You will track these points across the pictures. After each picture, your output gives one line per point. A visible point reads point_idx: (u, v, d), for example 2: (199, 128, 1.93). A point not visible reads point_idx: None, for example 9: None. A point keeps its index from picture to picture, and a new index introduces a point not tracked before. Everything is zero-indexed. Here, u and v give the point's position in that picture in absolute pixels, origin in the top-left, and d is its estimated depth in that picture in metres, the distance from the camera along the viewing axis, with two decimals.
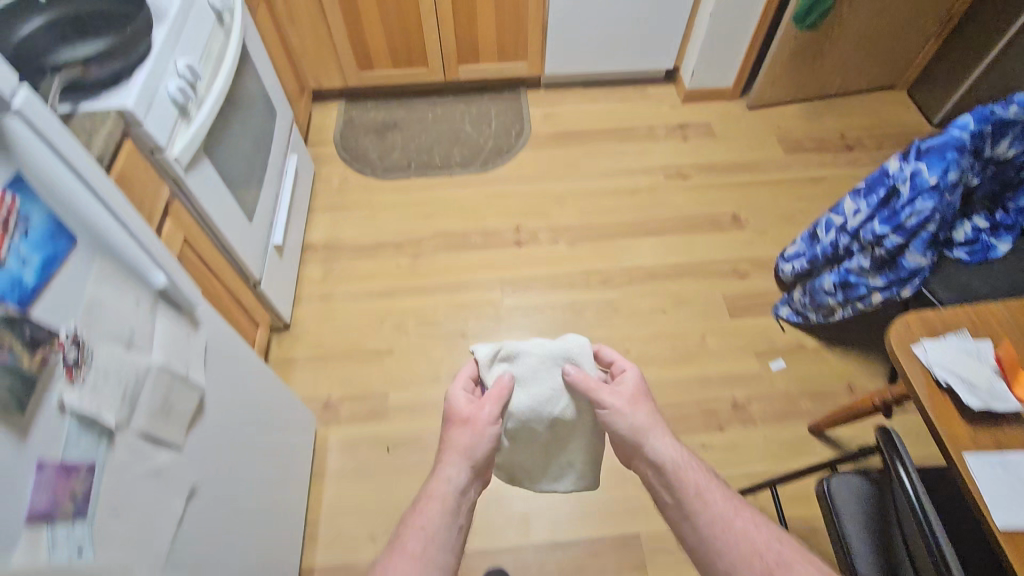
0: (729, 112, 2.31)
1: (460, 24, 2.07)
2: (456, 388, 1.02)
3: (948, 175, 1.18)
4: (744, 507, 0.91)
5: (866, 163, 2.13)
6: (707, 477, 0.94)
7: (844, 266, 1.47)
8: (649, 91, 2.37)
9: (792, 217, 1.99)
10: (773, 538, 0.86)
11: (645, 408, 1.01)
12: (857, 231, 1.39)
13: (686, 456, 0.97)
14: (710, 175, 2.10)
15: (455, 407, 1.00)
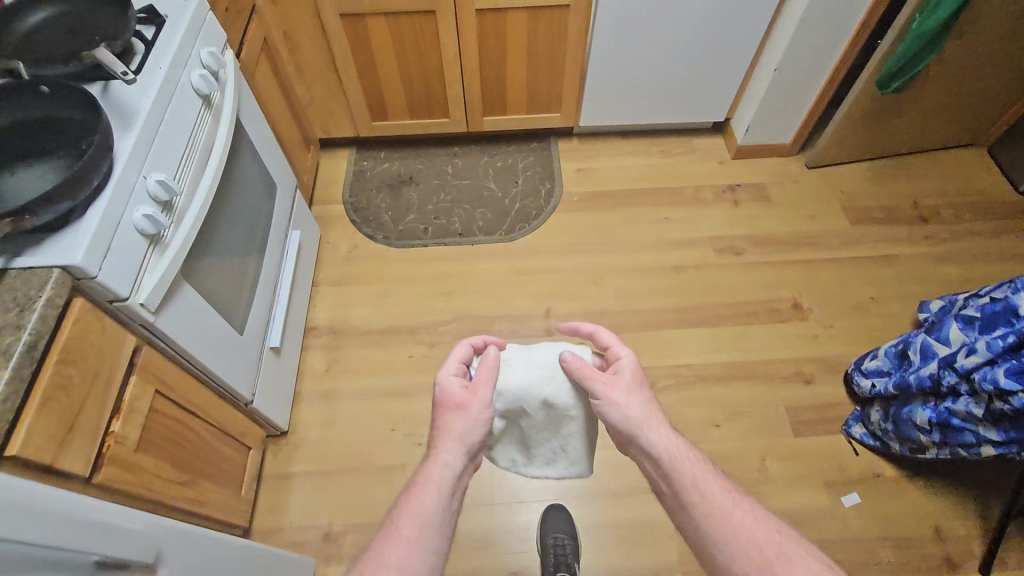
0: (785, 172, 2.05)
1: (487, 74, 1.82)
2: (444, 374, 0.96)
3: None
4: (741, 500, 0.90)
5: (945, 240, 1.87)
6: (703, 465, 0.92)
7: (945, 405, 1.22)
8: (695, 145, 2.12)
9: (861, 308, 1.74)
10: (769, 528, 0.85)
11: (642, 394, 0.97)
12: (970, 373, 1.14)
13: (681, 444, 0.94)
14: (766, 252, 1.85)
15: (447, 393, 0.95)
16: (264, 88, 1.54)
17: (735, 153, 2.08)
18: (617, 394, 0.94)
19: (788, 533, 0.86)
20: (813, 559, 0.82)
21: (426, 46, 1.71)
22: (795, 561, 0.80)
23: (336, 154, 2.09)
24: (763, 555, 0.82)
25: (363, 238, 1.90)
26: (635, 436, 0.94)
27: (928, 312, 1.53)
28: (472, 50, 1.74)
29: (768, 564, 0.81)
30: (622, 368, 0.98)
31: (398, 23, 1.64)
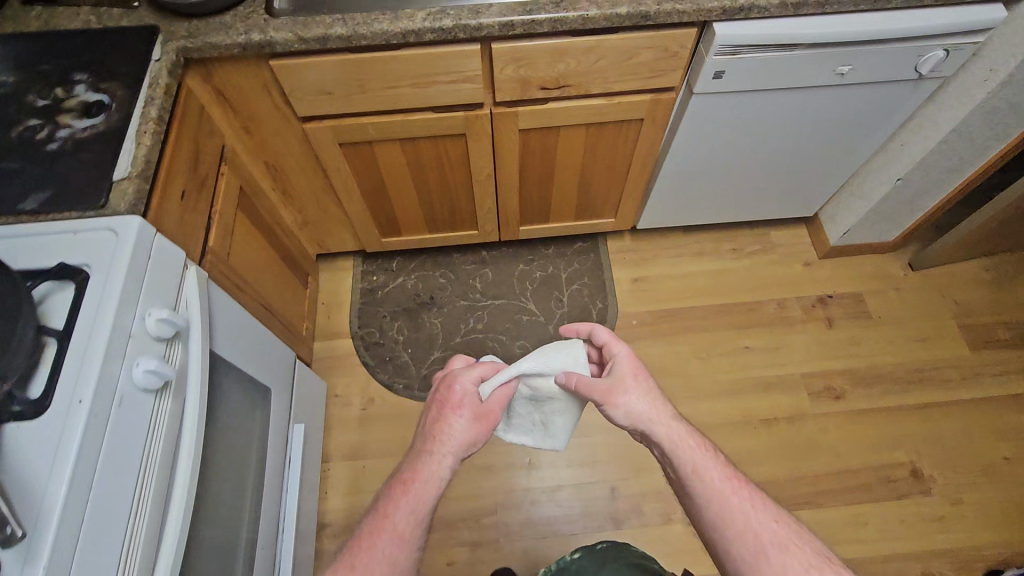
0: (883, 276, 1.70)
1: (528, 189, 1.43)
2: (462, 377, 0.87)
3: None
4: (743, 482, 0.82)
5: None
6: (703, 448, 0.85)
7: None
8: (773, 241, 1.76)
9: (994, 471, 1.44)
10: (770, 513, 0.78)
11: (641, 386, 0.89)
12: None
13: (683, 426, 0.87)
14: (870, 393, 1.54)
15: (451, 396, 0.87)
16: (246, 256, 1.15)
17: (824, 253, 1.72)
18: (614, 395, 0.87)
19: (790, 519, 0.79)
20: (811, 543, 0.76)
21: (453, 166, 1.31)
22: (791, 551, 0.75)
23: (339, 267, 1.71)
24: (757, 540, 0.76)
25: (381, 388, 1.55)
26: (633, 427, 0.88)
27: None
28: (512, 168, 1.34)
29: (761, 549, 0.75)
30: (619, 363, 0.91)
31: (417, 148, 1.23)
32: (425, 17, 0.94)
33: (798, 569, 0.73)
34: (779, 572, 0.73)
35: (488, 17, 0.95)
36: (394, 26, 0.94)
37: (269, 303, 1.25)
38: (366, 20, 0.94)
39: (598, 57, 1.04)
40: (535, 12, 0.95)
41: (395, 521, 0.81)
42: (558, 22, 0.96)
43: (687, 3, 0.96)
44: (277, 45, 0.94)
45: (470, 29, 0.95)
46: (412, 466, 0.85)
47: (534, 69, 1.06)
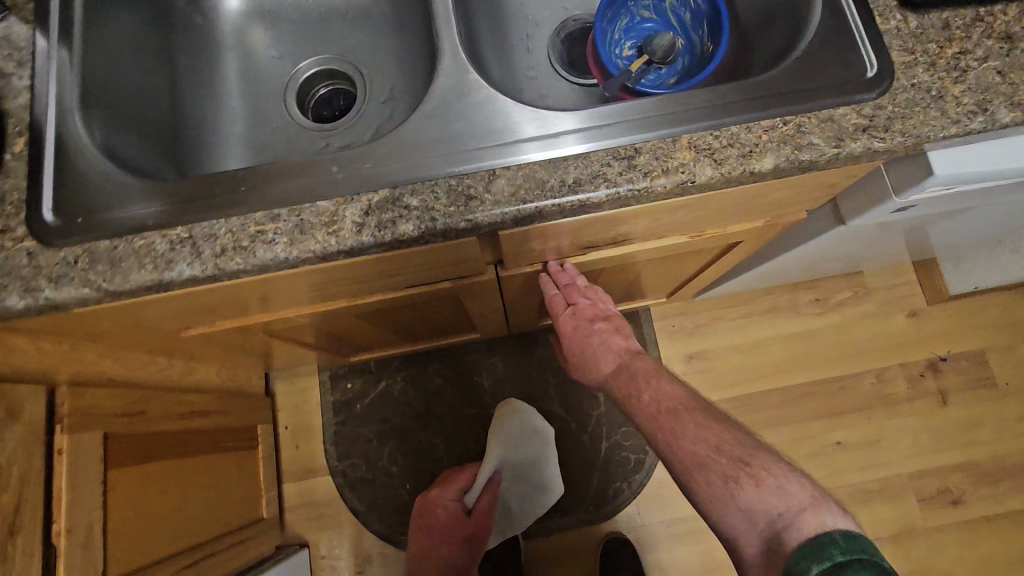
0: (1010, 325, 1.31)
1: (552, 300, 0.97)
2: (436, 506, 1.10)
3: None
4: (680, 403, 0.63)
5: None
6: (634, 374, 0.67)
7: None
8: (869, 285, 1.33)
9: None
10: (695, 432, 0.60)
11: (595, 329, 0.72)
12: None
13: (624, 358, 0.70)
14: (991, 493, 1.23)
15: (436, 519, 1.09)
16: (141, 523, 0.74)
17: (937, 299, 1.31)
18: (571, 338, 0.74)
19: (729, 433, 0.60)
20: (733, 450, 0.58)
21: (439, 310, 0.86)
22: (710, 468, 0.58)
23: (300, 374, 1.29)
24: (682, 464, 0.60)
25: (378, 541, 1.21)
26: (588, 374, 0.74)
27: None
28: (530, 298, 0.88)
29: (689, 474, 0.59)
30: (569, 327, 0.74)
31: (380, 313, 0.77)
32: (361, 221, 0.46)
33: (727, 501, 0.56)
34: (709, 501, 0.58)
35: (491, 210, 0.46)
36: (299, 252, 0.46)
37: (201, 543, 0.87)
38: (240, 243, 0.46)
39: (693, 210, 0.56)
40: (587, 187, 0.46)
41: None
42: (631, 198, 0.47)
43: (896, 134, 0.47)
44: (73, 307, 0.47)
45: (457, 233, 0.47)
46: None
47: (576, 237, 0.58)
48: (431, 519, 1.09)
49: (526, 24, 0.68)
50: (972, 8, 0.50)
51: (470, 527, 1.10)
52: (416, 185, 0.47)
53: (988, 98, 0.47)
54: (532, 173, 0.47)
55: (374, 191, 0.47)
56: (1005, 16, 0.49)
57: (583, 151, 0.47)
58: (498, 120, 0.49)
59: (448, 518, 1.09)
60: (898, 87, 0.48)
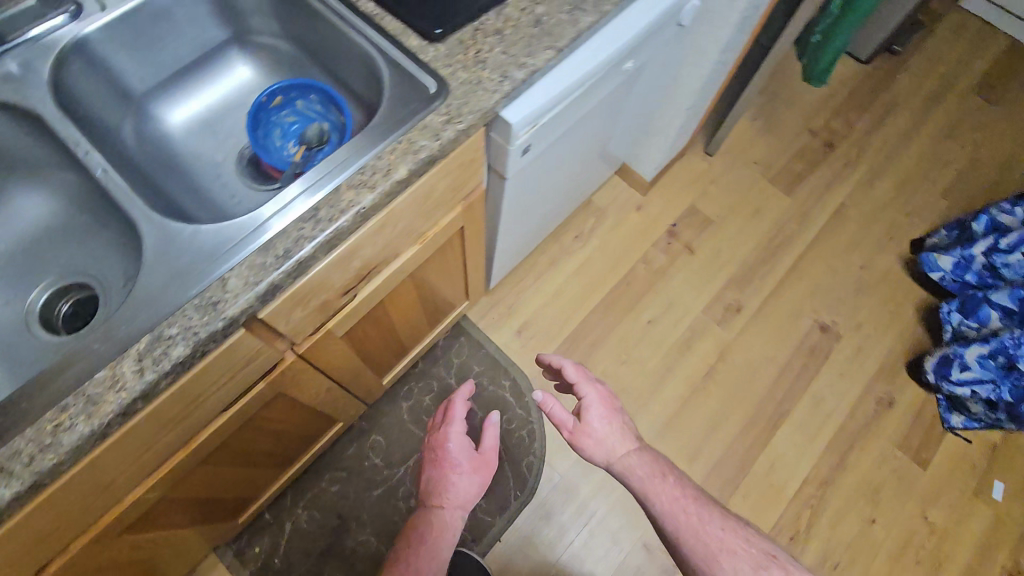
0: (697, 177, 1.78)
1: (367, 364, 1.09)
2: (456, 413, 1.11)
3: None
4: (698, 498, 0.78)
5: (855, 159, 1.88)
6: (653, 459, 0.81)
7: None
8: (601, 205, 1.69)
9: (860, 284, 1.66)
10: (720, 523, 0.75)
11: (610, 418, 0.86)
12: None
13: (633, 443, 0.83)
14: (757, 286, 1.63)
15: (446, 451, 1.09)
16: None
17: (647, 189, 1.72)
18: (584, 436, 0.83)
19: (745, 530, 0.76)
20: (755, 543, 0.74)
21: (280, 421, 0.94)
22: (740, 557, 0.72)
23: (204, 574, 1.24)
24: (708, 549, 0.73)
25: None
26: (595, 454, 0.83)
27: (940, 268, 1.56)
28: (342, 374, 1.00)
29: (714, 558, 0.72)
30: (587, 395, 0.88)
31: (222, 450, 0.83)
32: (35, 453, 0.52)
33: (739, 547, 0.73)
34: (724, 546, 0.73)
35: (153, 370, 0.55)
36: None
37: None
38: None
39: (396, 223, 0.75)
40: (296, 248, 0.61)
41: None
42: (311, 260, 0.63)
43: (468, 114, 0.71)
44: None
45: (222, 333, 0.59)
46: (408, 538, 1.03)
47: (330, 287, 0.73)
48: (439, 454, 1.09)
49: (209, 167, 0.84)
50: (470, 27, 0.76)
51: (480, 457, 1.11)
52: (171, 317, 0.58)
53: (505, 68, 0.74)
54: (254, 260, 0.61)
55: (140, 340, 0.56)
56: (489, 21, 0.77)
57: (281, 226, 0.62)
58: (211, 237, 0.61)
59: (448, 455, 1.08)
60: (454, 89, 0.72)
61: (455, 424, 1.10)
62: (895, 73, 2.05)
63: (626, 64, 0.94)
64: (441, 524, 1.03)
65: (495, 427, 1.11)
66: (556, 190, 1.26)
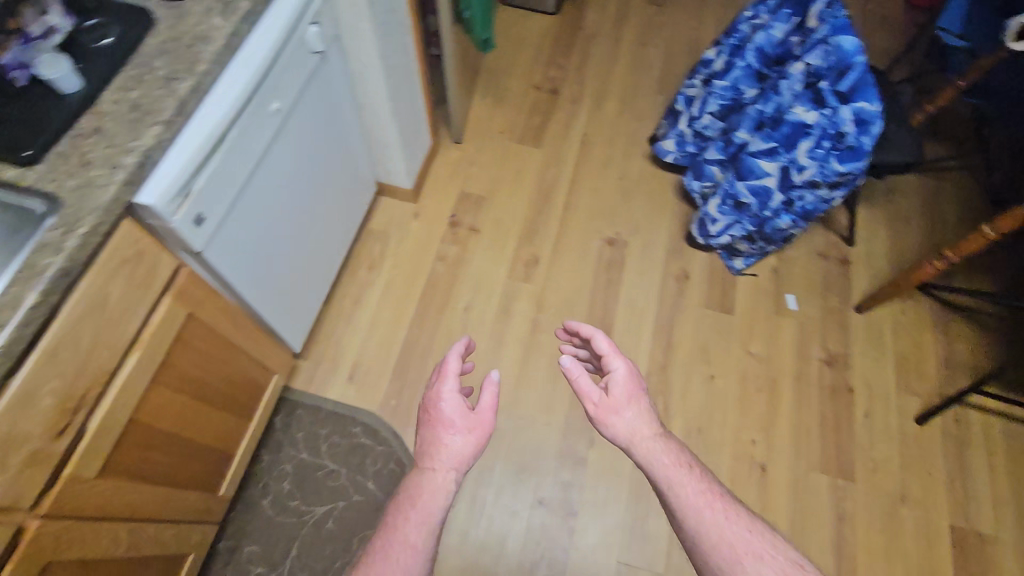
0: (454, 165, 1.89)
1: (174, 486, 1.04)
2: (449, 361, 0.83)
3: (801, 121, 1.28)
4: (719, 496, 0.81)
5: (580, 94, 2.09)
6: (680, 456, 0.84)
7: (773, 222, 1.50)
8: (380, 227, 1.75)
9: (624, 192, 1.86)
10: (745, 523, 0.79)
11: (638, 401, 0.88)
12: (781, 204, 1.44)
13: (658, 432, 0.86)
14: (543, 233, 1.77)
15: (439, 410, 0.81)
16: None
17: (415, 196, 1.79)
18: (606, 414, 0.86)
19: (765, 531, 0.79)
20: (780, 549, 0.77)
21: None
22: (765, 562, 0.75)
23: None
24: (732, 549, 0.77)
25: None
26: (620, 437, 0.86)
27: (670, 151, 1.75)
28: (140, 508, 0.95)
29: (737, 560, 0.76)
30: (616, 369, 0.89)
31: None
32: None
33: (755, 549, 0.77)
34: (744, 544, 0.77)
35: None
36: None
37: None
38: None
39: (72, 346, 0.73)
40: None
41: (397, 548, 0.73)
42: None
43: (83, 219, 0.71)
44: None
45: None
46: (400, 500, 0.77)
47: (26, 438, 0.70)
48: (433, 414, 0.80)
49: None
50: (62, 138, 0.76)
51: (481, 417, 0.82)
52: None
53: (112, 161, 0.75)
54: None
55: None
56: (81, 126, 0.77)
57: None
58: None
59: (444, 416, 0.80)
60: (63, 203, 0.72)
61: (449, 377, 0.81)
62: (580, 12, 2.31)
63: (274, 105, 0.99)
64: (429, 492, 0.76)
65: (493, 387, 0.78)
66: (301, 244, 1.29)
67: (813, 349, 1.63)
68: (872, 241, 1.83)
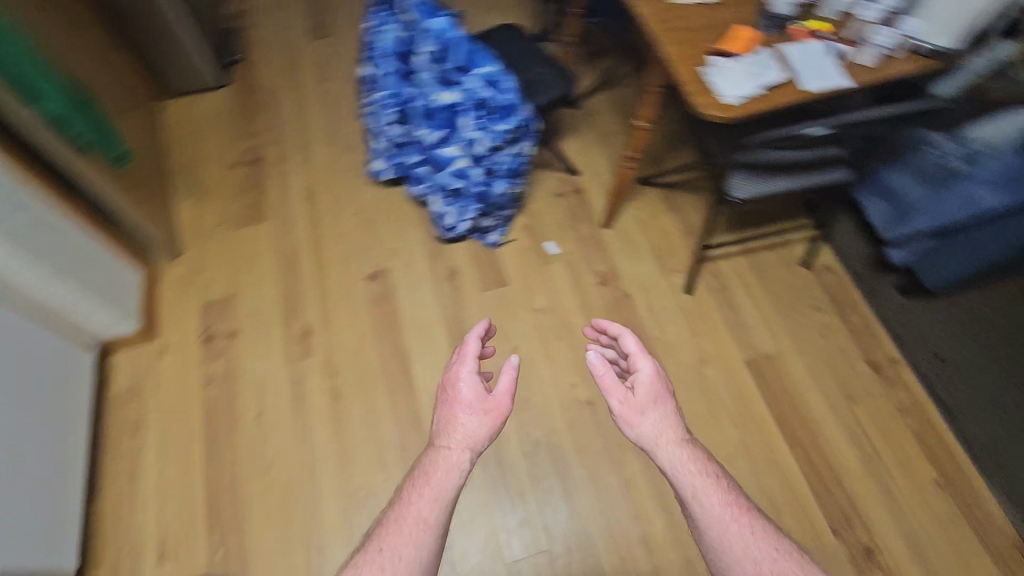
0: (183, 280, 1.73)
1: None
2: (467, 357, 0.99)
3: (451, 100, 1.34)
4: (743, 507, 0.88)
5: (285, 149, 2.01)
6: (704, 462, 0.91)
7: (492, 192, 1.56)
8: (125, 384, 1.55)
9: (366, 222, 1.84)
10: (764, 536, 0.85)
11: (662, 407, 0.94)
12: (486, 175, 1.51)
13: (682, 440, 0.92)
14: (305, 300, 1.69)
15: (458, 393, 0.98)
16: None
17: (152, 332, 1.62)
18: (631, 415, 0.93)
19: (780, 543, 0.85)
20: (794, 561, 0.84)
21: None
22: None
23: None
24: (747, 559, 0.83)
25: None
26: (642, 438, 0.93)
27: (384, 170, 1.76)
28: None
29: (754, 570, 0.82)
30: (642, 370, 0.96)
31: None
32: None
33: (771, 563, 0.83)
34: (757, 554, 0.84)
35: None
36: None
37: None
38: None
39: None
40: None
41: (419, 508, 0.91)
42: None
43: None
44: None
45: None
46: (425, 469, 0.95)
47: None
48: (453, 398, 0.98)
49: None
50: None
51: (495, 403, 0.99)
52: None
53: None
54: None
55: None
56: None
57: None
58: None
59: (466, 400, 0.97)
60: None
61: (468, 360, 0.98)
62: (248, 72, 2.20)
63: None
64: (443, 468, 0.93)
65: (511, 371, 0.95)
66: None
67: (586, 279, 1.77)
68: (595, 161, 2.01)
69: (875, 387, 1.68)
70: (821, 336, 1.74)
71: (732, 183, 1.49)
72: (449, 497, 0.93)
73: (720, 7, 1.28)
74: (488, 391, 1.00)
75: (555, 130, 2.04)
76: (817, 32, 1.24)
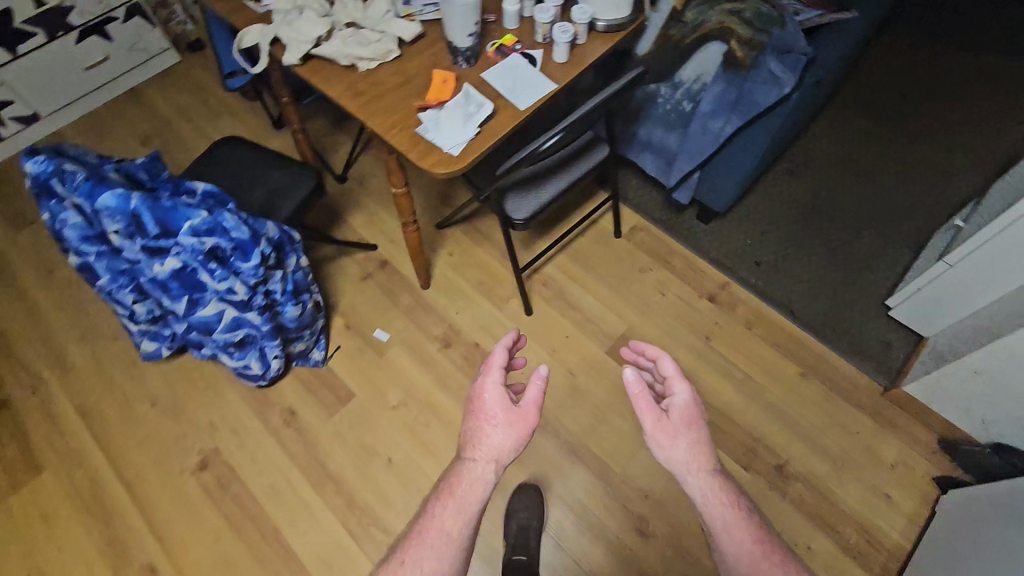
0: None
1: None
2: (495, 362, 0.84)
3: (181, 264, 1.15)
4: (776, 553, 0.74)
5: (30, 369, 1.64)
6: (737, 499, 0.77)
7: (288, 317, 1.41)
8: None
9: (168, 408, 1.57)
10: None
11: (697, 435, 0.80)
12: (269, 309, 1.34)
13: (716, 474, 0.78)
14: (135, 535, 1.41)
15: (484, 403, 0.83)
16: None
17: None
18: (661, 439, 0.79)
19: None
20: None
21: None
22: None
23: None
24: None
25: None
26: (674, 463, 0.78)
27: (159, 349, 1.50)
28: None
29: None
30: (674, 391, 0.83)
31: None
32: None
33: None
34: None
35: None
36: None
37: None
38: None
39: None
40: None
41: (437, 522, 0.77)
42: None
43: None
44: None
45: None
46: (446, 479, 0.81)
47: None
48: (478, 411, 0.83)
49: None
50: None
51: (525, 415, 0.83)
52: None
53: None
54: None
55: None
56: None
57: None
58: None
59: (488, 410, 0.82)
60: None
61: (492, 369, 0.83)
62: None
63: None
64: (468, 481, 0.80)
65: (538, 379, 0.80)
66: None
67: (430, 348, 1.68)
68: (387, 223, 1.89)
69: (721, 316, 1.78)
70: (660, 293, 1.81)
71: (512, 211, 1.45)
72: (474, 514, 0.78)
73: (409, 56, 1.21)
74: (514, 400, 0.85)
75: (333, 210, 1.90)
76: (507, 47, 1.23)
